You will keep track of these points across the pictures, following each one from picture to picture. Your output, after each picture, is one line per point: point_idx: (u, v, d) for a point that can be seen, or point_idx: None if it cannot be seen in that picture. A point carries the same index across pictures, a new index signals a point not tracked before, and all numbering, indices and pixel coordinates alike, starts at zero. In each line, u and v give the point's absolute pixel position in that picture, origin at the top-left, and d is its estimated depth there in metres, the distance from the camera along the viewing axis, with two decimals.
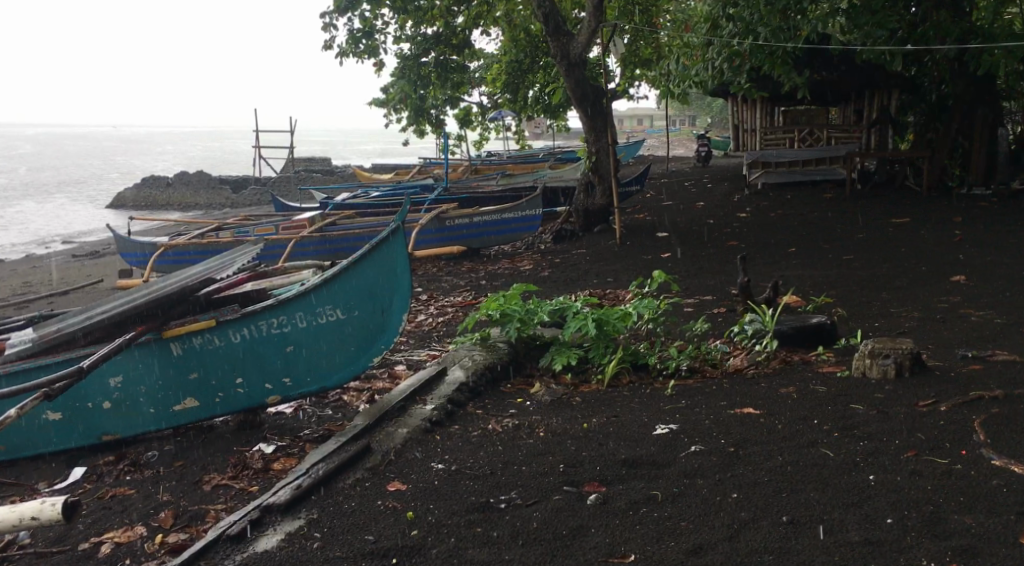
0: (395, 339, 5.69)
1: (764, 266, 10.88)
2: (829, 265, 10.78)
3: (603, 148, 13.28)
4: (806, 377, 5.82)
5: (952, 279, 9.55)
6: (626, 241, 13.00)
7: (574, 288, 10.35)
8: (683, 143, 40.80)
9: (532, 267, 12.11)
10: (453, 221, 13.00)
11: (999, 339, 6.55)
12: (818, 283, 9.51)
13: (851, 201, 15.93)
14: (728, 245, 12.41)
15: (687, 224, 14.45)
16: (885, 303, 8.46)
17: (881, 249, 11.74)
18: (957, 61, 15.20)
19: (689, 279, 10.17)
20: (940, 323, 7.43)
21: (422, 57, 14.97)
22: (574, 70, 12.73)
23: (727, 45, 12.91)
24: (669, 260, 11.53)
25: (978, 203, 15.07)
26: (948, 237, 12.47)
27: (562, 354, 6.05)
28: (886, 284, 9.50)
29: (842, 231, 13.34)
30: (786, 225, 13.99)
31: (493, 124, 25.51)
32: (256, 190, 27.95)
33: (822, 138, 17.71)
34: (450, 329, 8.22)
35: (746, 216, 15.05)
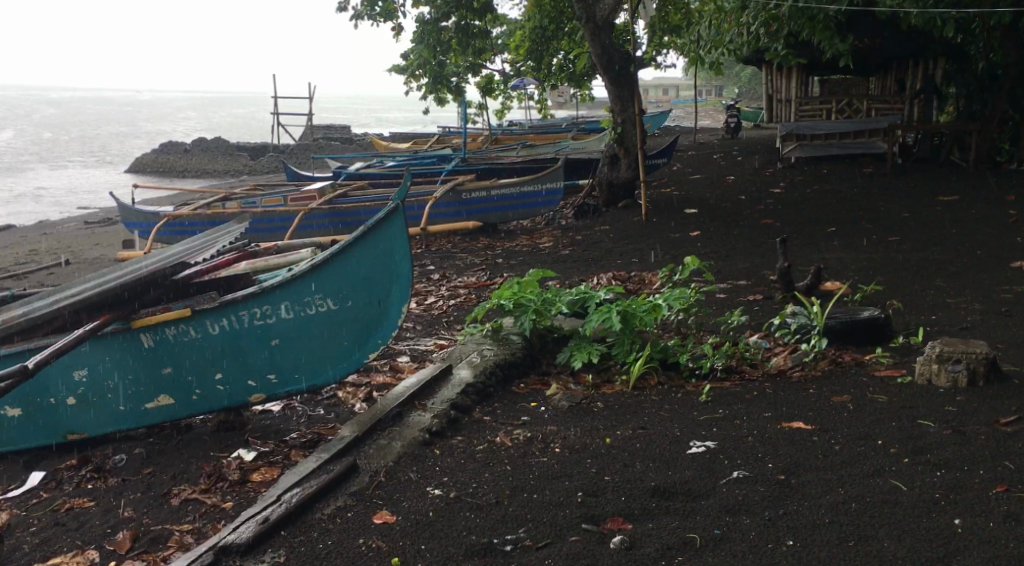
0: (393, 334, 4.97)
1: (803, 248, 10.15)
2: (873, 248, 10.07)
3: (629, 118, 12.52)
4: (862, 382, 5.15)
5: (1011, 268, 8.84)
6: (652, 218, 12.25)
7: (598, 269, 9.65)
8: (711, 114, 39.85)
9: (552, 244, 11.43)
10: (469, 194, 12.26)
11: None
12: (864, 271, 8.80)
13: (893, 177, 15.06)
14: (762, 224, 11.66)
15: (718, 200, 13.68)
16: (940, 294, 7.76)
17: (929, 231, 10.99)
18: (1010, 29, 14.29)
19: (722, 262, 9.45)
20: (1004, 321, 6.76)
21: (442, 22, 14.13)
22: (599, 35, 11.94)
23: (763, 8, 12.08)
24: (700, 240, 10.80)
25: None
26: (1001, 218, 11.70)
27: (581, 351, 5.39)
28: (939, 271, 8.79)
29: (884, 209, 12.56)
30: (823, 203, 13.20)
31: (515, 93, 24.76)
32: (273, 158, 27.34)
33: (861, 110, 16.78)
34: (460, 314, 7.56)
35: (781, 192, 14.23)
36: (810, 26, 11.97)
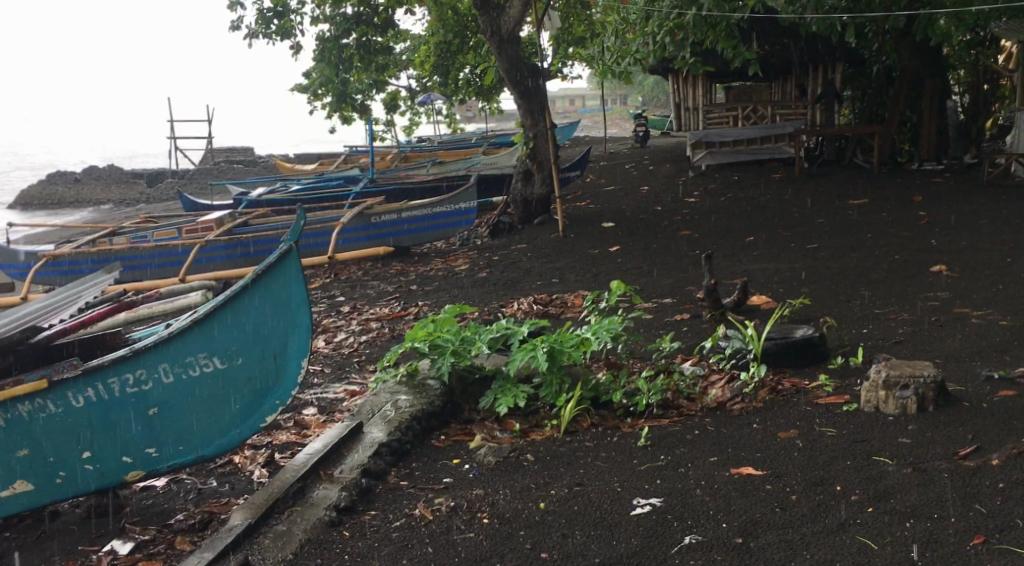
0: (293, 392, 4.50)
1: (725, 261, 9.90)
2: (794, 257, 9.91)
3: (540, 132, 12.14)
4: (806, 412, 4.82)
5: (932, 272, 8.76)
6: (570, 233, 11.89)
7: (517, 292, 9.19)
8: (619, 123, 40.03)
9: (468, 266, 10.96)
10: (378, 218, 11.71)
11: (1012, 360, 5.70)
12: (789, 283, 8.59)
13: (804, 182, 15.08)
14: (682, 236, 11.40)
15: (634, 212, 13.40)
16: (868, 305, 7.56)
17: (846, 236, 10.92)
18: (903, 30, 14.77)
19: (645, 279, 9.10)
20: (937, 331, 6.57)
21: (343, 39, 13.59)
22: (506, 48, 11.51)
23: (668, 17, 11.90)
24: (619, 255, 10.46)
25: (934, 180, 14.46)
26: (914, 220, 11.75)
27: (507, 394, 4.92)
28: (862, 279, 8.66)
29: (799, 215, 12.48)
30: (739, 210, 13.05)
31: (422, 109, 24.22)
32: (171, 184, 26.12)
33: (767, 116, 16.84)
34: (371, 353, 7.01)
35: (696, 201, 14.04)
36: (714, 33, 11.86)
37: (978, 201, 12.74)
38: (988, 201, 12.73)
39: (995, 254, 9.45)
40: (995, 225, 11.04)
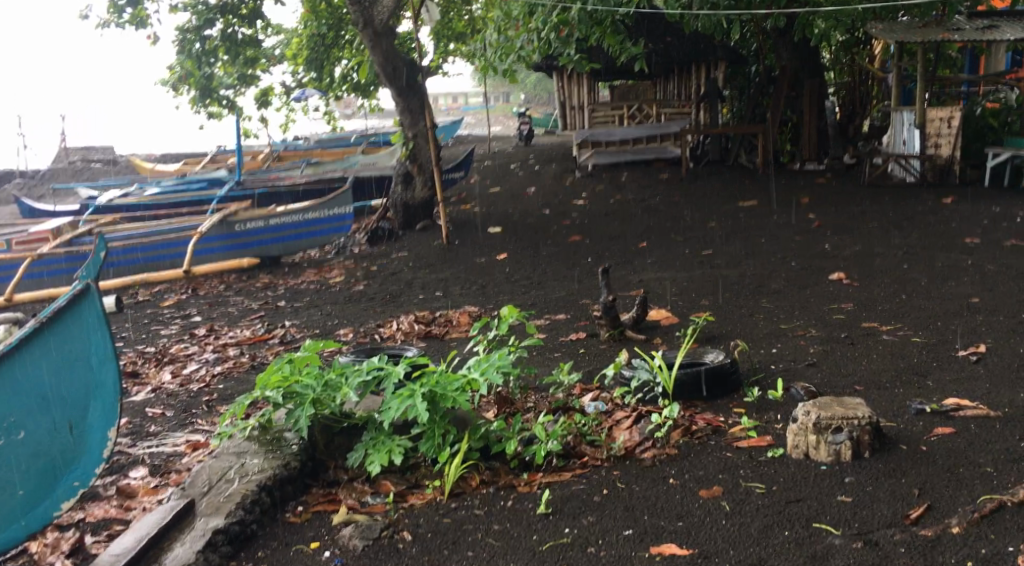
0: (97, 468, 4.09)
1: (619, 270, 9.33)
2: (690, 264, 9.44)
3: (421, 132, 11.38)
4: (727, 459, 4.22)
5: (832, 280, 8.43)
6: (454, 240, 11.10)
7: (397, 307, 8.34)
8: (504, 121, 39.39)
9: (343, 277, 10.04)
10: (243, 225, 10.52)
11: (933, 388, 5.34)
12: (689, 296, 8.09)
13: (691, 183, 14.76)
14: (573, 242, 10.79)
15: (521, 216, 12.73)
16: (772, 321, 7.13)
17: (741, 241, 10.55)
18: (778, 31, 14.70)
19: (536, 292, 8.40)
20: (849, 351, 6.18)
21: (206, 29, 12.33)
22: (381, 40, 10.65)
23: (551, 12, 11.33)
24: (508, 264, 9.74)
25: (817, 180, 14.39)
26: (805, 222, 11.53)
27: (380, 449, 4.08)
28: (762, 289, 8.24)
29: (691, 218, 12.07)
30: (630, 214, 12.54)
31: (297, 106, 22.93)
32: (19, 186, 23.93)
33: (652, 115, 16.61)
34: (225, 388, 6.04)
35: (585, 203, 13.50)
36: (600, 30, 11.38)
37: (865, 202, 12.66)
38: (874, 202, 12.67)
39: (891, 259, 9.25)
40: (886, 228, 10.91)
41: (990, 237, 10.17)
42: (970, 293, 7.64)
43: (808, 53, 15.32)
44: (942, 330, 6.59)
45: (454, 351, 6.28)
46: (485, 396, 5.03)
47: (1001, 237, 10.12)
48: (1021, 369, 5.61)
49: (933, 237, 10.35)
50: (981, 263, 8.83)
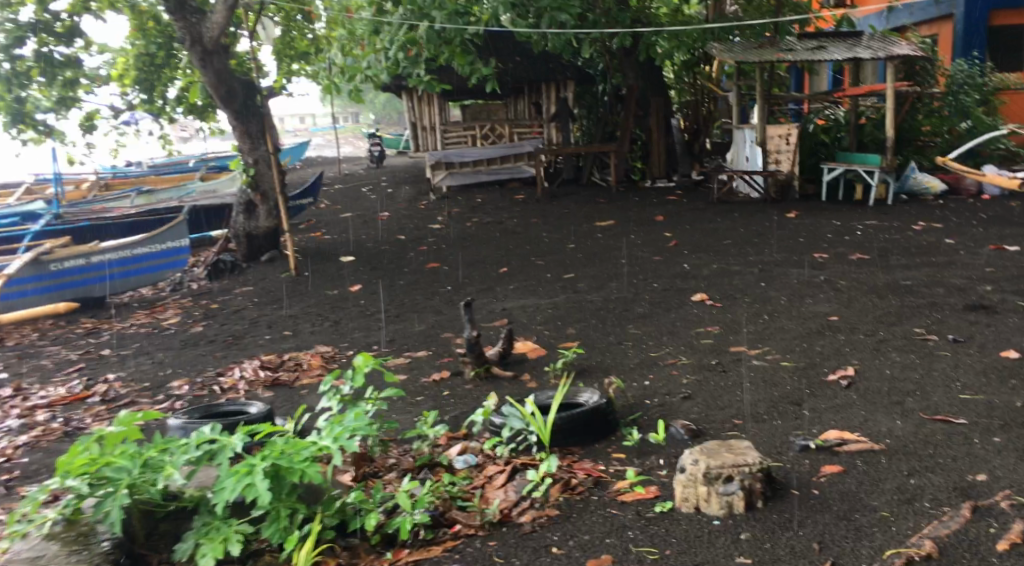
0: None
1: (480, 298, 8.92)
2: (552, 290, 9.13)
3: (262, 157, 10.62)
4: (612, 519, 3.86)
5: (695, 301, 8.29)
6: (304, 271, 10.41)
7: (238, 350, 7.59)
8: (352, 141, 38.49)
9: (179, 316, 9.18)
10: (61, 264, 9.51)
11: (810, 418, 5.15)
12: (553, 325, 7.76)
13: (547, 203, 14.55)
14: (430, 269, 10.31)
15: (374, 242, 12.14)
16: (641, 349, 6.87)
17: (602, 262, 10.35)
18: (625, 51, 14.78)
19: (393, 326, 7.86)
20: (722, 380, 5.96)
21: (17, 50, 11.04)
22: (211, 60, 9.86)
23: (397, 30, 10.86)
24: (363, 296, 9.16)
25: (669, 198, 14.47)
26: (662, 241, 11.48)
27: (215, 539, 3.49)
28: (627, 313, 8.02)
29: (550, 240, 11.82)
30: (488, 237, 12.17)
31: (128, 129, 21.46)
32: None
33: (505, 134, 16.52)
34: (30, 463, 5.18)
35: (440, 227, 13.03)
36: (449, 49, 11.02)
37: (717, 219, 12.78)
38: (727, 218, 12.81)
39: (749, 277, 9.25)
40: (740, 245, 10.98)
41: (837, 251, 10.35)
42: (828, 311, 7.63)
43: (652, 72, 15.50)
44: (810, 351, 6.50)
45: (303, 408, 5.50)
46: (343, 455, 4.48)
47: (848, 251, 10.31)
48: (891, 391, 5.50)
49: (786, 252, 10.46)
50: (834, 279, 8.91)
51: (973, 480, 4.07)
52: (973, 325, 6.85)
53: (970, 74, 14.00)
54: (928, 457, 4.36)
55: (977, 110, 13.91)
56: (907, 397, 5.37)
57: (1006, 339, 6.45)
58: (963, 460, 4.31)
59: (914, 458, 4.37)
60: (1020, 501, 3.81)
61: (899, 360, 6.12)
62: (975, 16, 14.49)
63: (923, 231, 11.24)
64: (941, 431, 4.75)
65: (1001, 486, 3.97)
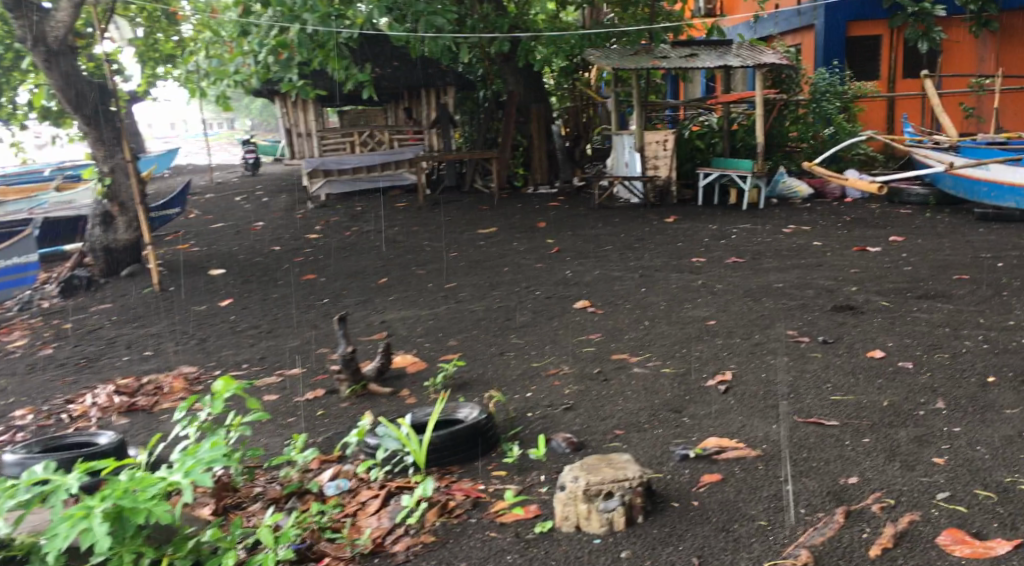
0: None
1: (358, 310, 8.64)
2: (432, 300, 8.93)
3: (118, 165, 10.07)
4: (490, 545, 3.74)
5: (577, 309, 8.24)
6: (170, 286, 9.90)
7: (94, 373, 7.09)
8: (228, 150, 37.33)
9: (30, 338, 8.54)
10: None
11: (690, 425, 5.11)
12: (433, 336, 7.56)
13: (429, 211, 14.33)
14: (307, 281, 9.95)
15: (247, 254, 11.67)
16: (523, 360, 6.75)
17: (483, 271, 10.22)
18: (503, 56, 14.72)
19: (266, 343, 7.50)
20: (603, 390, 5.89)
21: None
22: (57, 61, 9.34)
23: (266, 33, 10.49)
24: (233, 311, 8.75)
25: (551, 204, 14.47)
26: (544, 248, 11.44)
27: None
28: (509, 323, 7.90)
29: (432, 249, 11.61)
30: (367, 246, 11.88)
31: None
32: None
33: (384, 141, 16.02)
34: None
35: (317, 237, 12.64)
36: (323, 52, 10.91)
37: (598, 225, 12.84)
38: (607, 224, 12.88)
39: (629, 283, 9.27)
40: (620, 251, 11.04)
41: (713, 255, 10.51)
42: (705, 315, 7.69)
43: (530, 79, 15.41)
44: (688, 357, 6.51)
45: (158, 435, 5.16)
46: (207, 484, 4.32)
47: (723, 255, 10.48)
48: (766, 395, 5.51)
49: (664, 257, 10.56)
50: (710, 283, 9.02)
51: (845, 483, 4.04)
52: (842, 326, 7.00)
53: (830, 82, 14.46)
54: (804, 460, 4.34)
55: (839, 116, 14.29)
56: (781, 400, 5.39)
57: (872, 338, 6.61)
58: (836, 462, 4.29)
59: (790, 462, 4.33)
60: (890, 503, 3.82)
61: (773, 363, 6.17)
62: (833, 26, 15.08)
63: (794, 234, 11.55)
64: (814, 433, 4.76)
65: (871, 488, 3.96)
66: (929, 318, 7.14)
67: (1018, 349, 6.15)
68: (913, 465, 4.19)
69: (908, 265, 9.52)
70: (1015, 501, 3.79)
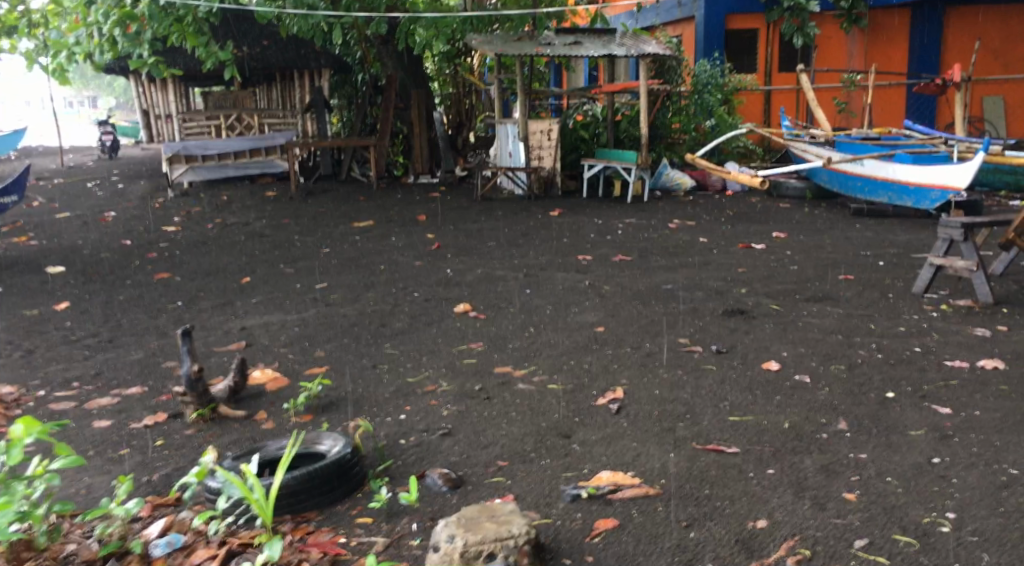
0: None
1: (214, 315, 7.81)
2: (299, 303, 8.18)
3: None
4: None
5: (458, 313, 7.66)
6: None
7: None
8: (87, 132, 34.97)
9: None
10: None
11: (580, 454, 4.62)
12: (298, 347, 6.83)
13: (302, 202, 13.47)
14: (160, 280, 9.03)
15: (95, 248, 10.58)
16: (398, 374, 6.12)
17: (357, 269, 9.52)
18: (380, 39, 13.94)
19: (104, 355, 6.63)
20: (486, 411, 5.33)
21: None
22: None
23: (113, 4, 9.44)
24: (70, 316, 7.78)
25: (432, 195, 13.84)
26: (423, 243, 10.80)
27: None
28: (383, 329, 7.25)
29: (302, 244, 10.80)
30: (231, 241, 10.98)
31: None
32: None
33: (254, 126, 15.04)
34: None
35: (175, 229, 11.63)
36: (179, 28, 9.85)
37: (480, 218, 12.28)
38: (489, 217, 12.33)
39: (513, 283, 8.75)
40: (503, 247, 10.51)
41: (600, 253, 10.11)
42: (594, 321, 7.23)
43: (410, 63, 14.68)
44: (578, 370, 6.01)
45: None
46: (4, 545, 3.59)
47: (609, 252, 10.10)
48: (661, 416, 5.07)
49: (549, 254, 10.10)
50: (598, 284, 8.59)
51: (753, 528, 3.70)
52: (734, 333, 6.67)
53: (711, 74, 14.35)
54: (706, 499, 3.95)
55: (720, 109, 14.18)
56: (678, 423, 4.96)
57: (766, 348, 6.28)
58: (742, 501, 3.92)
59: (691, 502, 3.93)
60: (806, 555, 3.54)
61: (666, 378, 5.74)
62: (714, 18, 14.97)
63: (679, 230, 11.28)
64: (715, 464, 4.33)
65: (784, 535, 3.64)
66: (821, 324, 6.88)
67: (914, 358, 5.91)
68: (823, 504, 3.86)
69: (794, 264, 9.35)
70: (938, 549, 3.55)
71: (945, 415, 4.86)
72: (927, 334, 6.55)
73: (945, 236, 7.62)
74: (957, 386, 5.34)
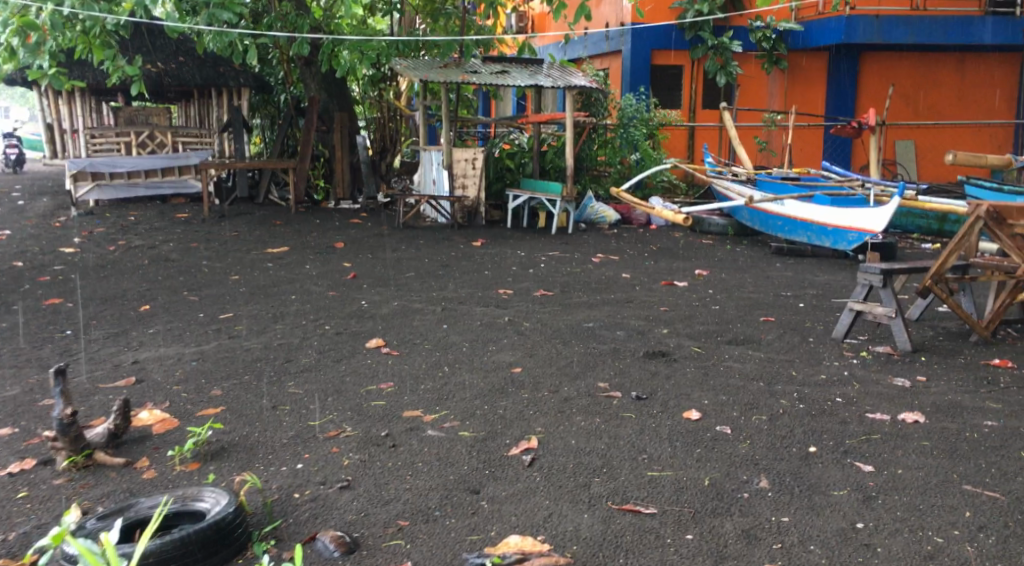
0: None
1: (105, 346, 7.28)
2: (199, 334, 7.69)
3: None
4: None
5: (370, 349, 7.28)
6: None
7: None
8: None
9: None
10: None
11: (489, 513, 4.29)
12: (192, 384, 6.35)
13: (213, 224, 12.90)
14: (50, 306, 8.41)
15: None
16: (299, 417, 5.69)
17: (265, 298, 9.05)
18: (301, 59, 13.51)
19: None
20: (390, 460, 4.96)
21: None
22: None
23: (11, 11, 8.88)
24: None
25: (350, 221, 13.41)
26: (337, 272, 10.36)
27: None
28: (287, 366, 6.81)
29: (209, 270, 10.27)
30: (133, 264, 10.38)
31: None
32: None
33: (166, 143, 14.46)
34: None
35: (74, 251, 10.97)
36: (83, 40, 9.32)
37: (399, 247, 11.91)
38: (408, 246, 11.97)
39: (429, 318, 8.40)
40: (421, 278, 10.15)
41: (520, 287, 9.83)
42: (511, 361, 6.92)
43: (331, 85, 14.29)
44: (491, 417, 5.67)
45: None
46: None
47: (530, 287, 9.83)
48: (577, 470, 4.77)
49: (469, 287, 9.78)
50: (517, 320, 8.30)
51: None
52: (654, 378, 6.43)
53: (637, 108, 14.29)
54: None
55: (645, 144, 14.17)
56: (594, 477, 4.67)
57: (687, 395, 6.04)
58: None
59: None
60: None
61: (584, 426, 5.44)
62: (640, 53, 14.92)
63: (601, 265, 11.09)
64: (631, 528, 4.06)
65: None
66: (743, 369, 6.70)
67: (836, 410, 5.74)
68: None
69: (717, 303, 9.21)
70: None
71: (868, 474, 4.67)
72: (848, 382, 6.41)
73: (864, 281, 7.53)
74: (879, 440, 5.17)
